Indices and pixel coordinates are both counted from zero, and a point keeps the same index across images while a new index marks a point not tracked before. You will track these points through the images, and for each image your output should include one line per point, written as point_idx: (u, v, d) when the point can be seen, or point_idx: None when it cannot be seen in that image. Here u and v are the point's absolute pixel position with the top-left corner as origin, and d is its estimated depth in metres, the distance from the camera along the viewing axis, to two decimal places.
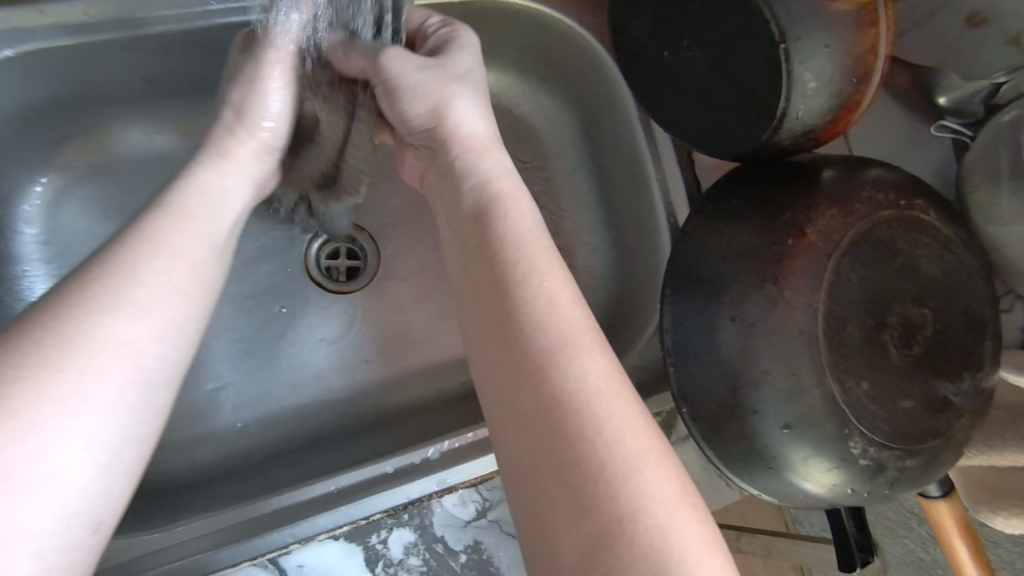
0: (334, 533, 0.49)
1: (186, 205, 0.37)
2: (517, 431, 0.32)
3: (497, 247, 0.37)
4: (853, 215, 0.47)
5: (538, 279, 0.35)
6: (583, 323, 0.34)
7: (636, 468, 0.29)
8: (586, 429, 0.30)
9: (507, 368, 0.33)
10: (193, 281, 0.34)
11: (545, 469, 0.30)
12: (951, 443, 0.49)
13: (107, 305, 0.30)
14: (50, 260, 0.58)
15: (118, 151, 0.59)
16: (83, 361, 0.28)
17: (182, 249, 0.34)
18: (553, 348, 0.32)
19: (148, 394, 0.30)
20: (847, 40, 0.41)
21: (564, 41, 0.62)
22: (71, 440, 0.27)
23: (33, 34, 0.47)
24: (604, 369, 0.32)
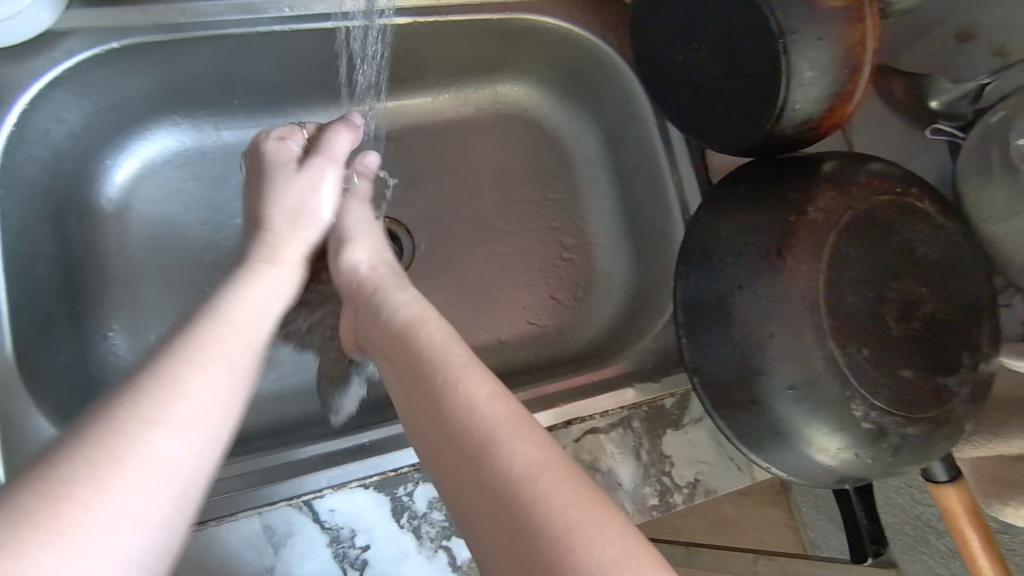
0: (364, 481, 0.53)
1: (235, 317, 0.43)
2: (482, 513, 0.37)
3: (433, 361, 0.44)
4: (851, 198, 0.52)
5: (462, 387, 0.41)
6: (504, 412, 0.40)
7: (575, 542, 0.34)
8: (519, 489, 0.36)
9: (455, 461, 0.39)
10: (223, 397, 0.39)
11: (503, 545, 0.35)
12: (952, 420, 0.52)
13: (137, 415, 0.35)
14: (124, 235, 0.64)
15: (191, 143, 0.67)
16: (136, 463, 0.33)
17: (222, 355, 0.40)
18: (483, 439, 0.38)
19: (191, 476, 0.36)
20: (837, 34, 0.47)
21: (588, 57, 0.69)
22: (133, 514, 0.32)
23: (136, 30, 0.55)
24: (535, 452, 0.38)
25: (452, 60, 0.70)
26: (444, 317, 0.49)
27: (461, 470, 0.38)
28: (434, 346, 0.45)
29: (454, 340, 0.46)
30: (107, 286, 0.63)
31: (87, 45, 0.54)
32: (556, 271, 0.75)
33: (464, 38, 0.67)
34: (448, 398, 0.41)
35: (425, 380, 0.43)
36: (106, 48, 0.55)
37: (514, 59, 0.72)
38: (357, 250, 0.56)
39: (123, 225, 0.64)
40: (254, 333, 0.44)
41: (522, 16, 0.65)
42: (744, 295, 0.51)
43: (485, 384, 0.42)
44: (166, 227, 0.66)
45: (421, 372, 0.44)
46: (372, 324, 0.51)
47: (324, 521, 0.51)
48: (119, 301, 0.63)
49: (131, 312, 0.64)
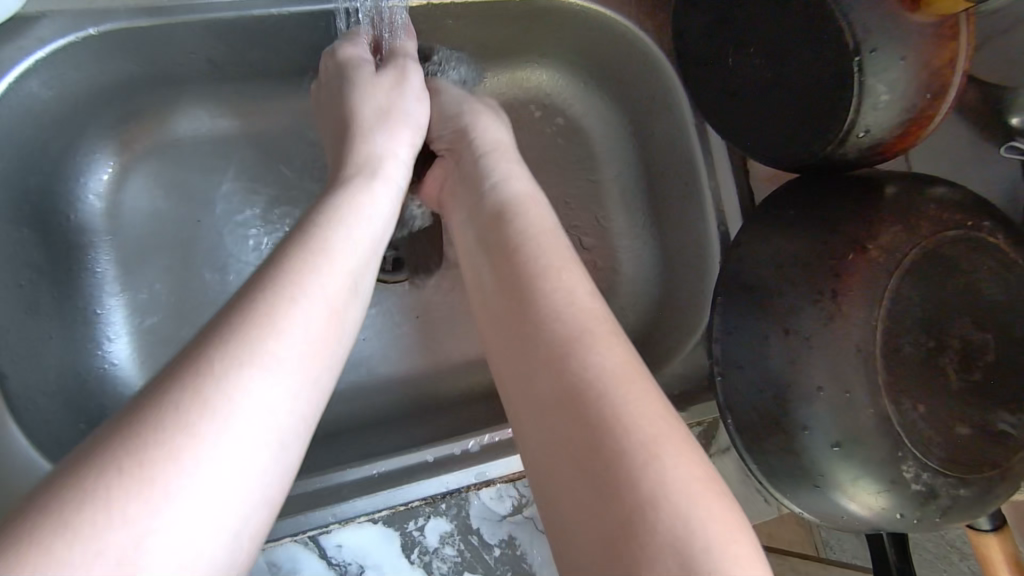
0: (373, 516, 0.50)
1: (337, 239, 0.35)
2: (549, 420, 0.32)
3: (509, 249, 0.40)
4: (917, 233, 0.46)
5: (557, 276, 0.37)
6: (593, 309, 0.36)
7: (654, 456, 0.29)
8: (601, 407, 0.31)
9: (522, 353, 0.35)
10: (334, 326, 0.33)
11: (565, 456, 0.31)
12: (1009, 475, 0.48)
13: (211, 402, 0.27)
14: (114, 234, 0.60)
15: (185, 134, 0.62)
16: (214, 425, 0.27)
17: (324, 288, 0.33)
18: (574, 340, 0.33)
19: (283, 447, 0.29)
20: (923, 52, 0.40)
21: (621, 45, 0.62)
22: (228, 476, 0.27)
23: (116, 14, 0.50)
24: (623, 363, 0.33)
25: (472, 44, 0.63)
26: (546, 203, 0.44)
27: (533, 361, 0.34)
28: (519, 218, 0.42)
29: (551, 232, 0.41)
30: (97, 289, 0.59)
31: (62, 31, 0.49)
32: None
33: (482, 20, 0.60)
34: (532, 288, 0.37)
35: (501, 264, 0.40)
36: (82, 36, 0.49)
37: (538, 41, 0.65)
38: (488, 120, 0.52)
39: (113, 224, 0.60)
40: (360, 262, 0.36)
41: None
42: (789, 340, 0.46)
43: (580, 285, 0.37)
44: (158, 224, 0.61)
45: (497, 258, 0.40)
46: (464, 205, 0.47)
47: (330, 556, 0.49)
48: (110, 306, 0.59)
49: (125, 319, 0.60)
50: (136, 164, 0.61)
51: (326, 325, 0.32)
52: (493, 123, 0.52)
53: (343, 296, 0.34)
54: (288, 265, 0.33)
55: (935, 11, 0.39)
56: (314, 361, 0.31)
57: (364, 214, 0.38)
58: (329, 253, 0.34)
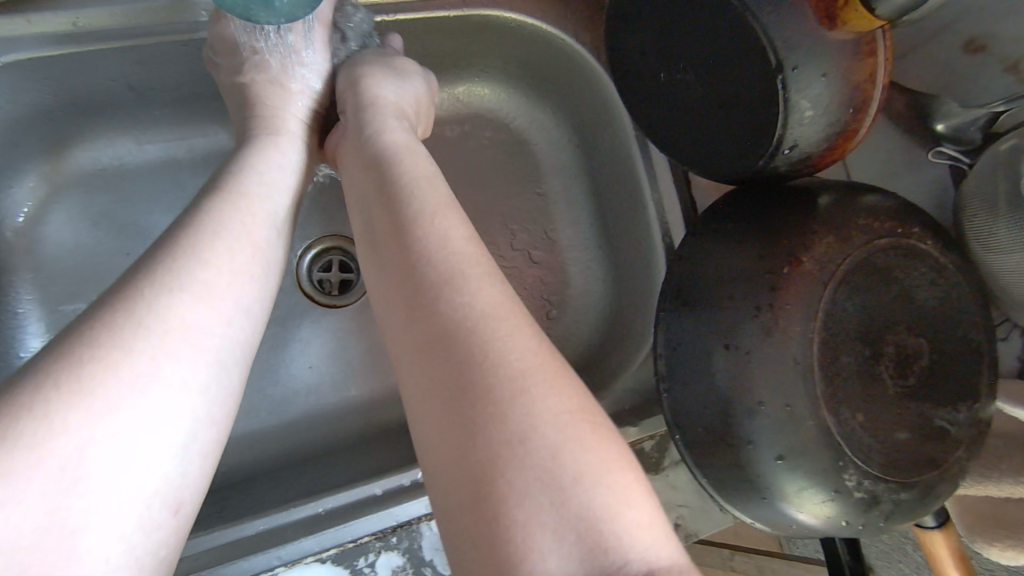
0: (320, 556, 0.49)
1: (251, 189, 0.40)
2: (427, 399, 0.32)
3: (418, 258, 0.36)
4: (850, 243, 0.47)
5: (432, 219, 0.37)
6: (468, 251, 0.36)
7: (525, 390, 0.30)
8: (489, 385, 0.30)
9: (436, 386, 0.32)
10: (241, 289, 0.36)
11: (438, 403, 0.31)
12: (948, 475, 0.49)
13: (143, 324, 0.31)
14: (36, 271, 0.58)
15: (109, 162, 0.59)
16: (131, 376, 0.30)
17: (232, 254, 0.36)
18: (441, 277, 0.34)
19: (203, 391, 0.33)
20: (844, 69, 0.41)
21: (559, 58, 0.62)
22: (134, 437, 0.30)
23: (21, 44, 0.47)
24: (495, 302, 0.34)
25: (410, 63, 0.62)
26: (428, 154, 0.44)
27: (404, 309, 0.35)
28: (405, 159, 0.42)
29: (446, 204, 0.39)
30: (19, 329, 0.57)
31: None
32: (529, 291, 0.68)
33: (417, 39, 0.59)
34: (449, 309, 0.33)
35: (406, 269, 0.36)
36: None
37: (477, 56, 0.64)
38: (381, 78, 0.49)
39: (36, 261, 0.58)
40: (275, 205, 0.41)
41: (484, 12, 0.57)
42: (730, 355, 0.46)
43: (499, 301, 0.34)
44: (84, 257, 0.59)
45: (409, 262, 0.36)
46: (349, 156, 0.46)
47: None
48: (33, 347, 0.57)
49: None
50: (56, 196, 0.58)
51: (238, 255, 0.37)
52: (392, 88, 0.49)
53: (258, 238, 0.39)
54: (201, 212, 0.37)
55: (853, 28, 0.40)
56: (229, 312, 0.35)
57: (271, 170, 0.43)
58: (243, 199, 0.39)
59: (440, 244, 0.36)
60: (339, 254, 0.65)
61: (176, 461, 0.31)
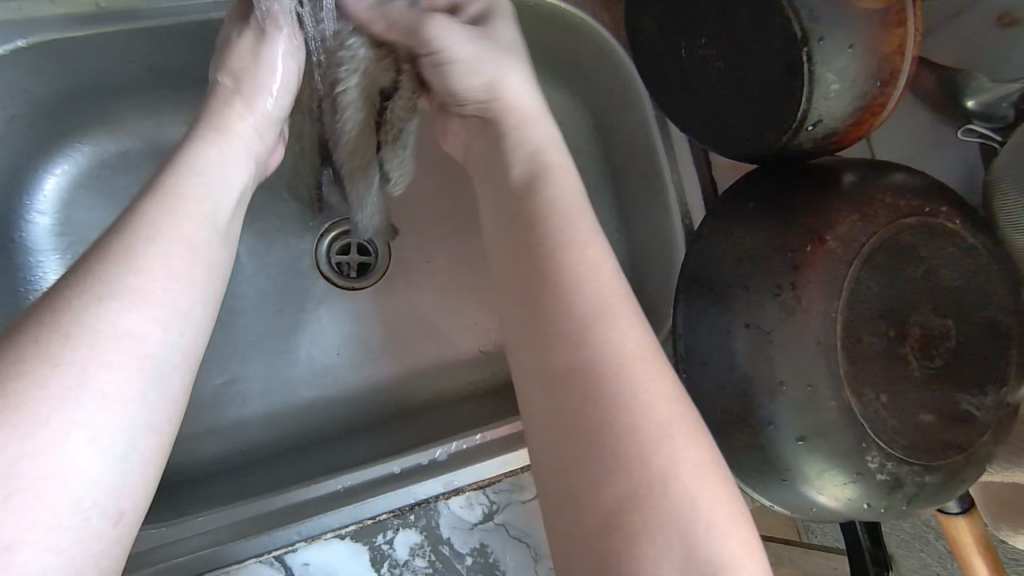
0: (339, 531, 0.49)
1: (188, 177, 0.35)
2: (552, 429, 0.30)
3: (567, 288, 0.32)
4: (876, 222, 0.46)
5: (581, 247, 0.34)
6: (616, 283, 0.33)
7: (660, 441, 0.28)
8: (631, 425, 0.28)
9: (557, 424, 0.30)
10: (200, 268, 0.32)
11: (565, 440, 0.29)
12: (974, 460, 0.48)
13: (73, 335, 0.27)
14: (61, 253, 0.59)
15: (131, 144, 0.60)
16: (88, 363, 0.27)
17: (187, 231, 0.33)
18: (583, 309, 0.31)
19: (159, 382, 0.29)
20: (872, 41, 0.40)
21: (579, 38, 0.61)
22: (85, 438, 0.26)
23: (44, 24, 0.48)
24: (638, 343, 0.31)
25: None
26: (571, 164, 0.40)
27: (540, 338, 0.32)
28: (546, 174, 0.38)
29: (593, 229, 0.35)
30: None
31: None
32: None
33: None
34: (585, 345, 0.30)
35: (536, 302, 0.33)
36: (10, 48, 0.47)
37: None
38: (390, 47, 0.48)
39: (61, 242, 0.59)
40: (217, 200, 0.36)
41: None
42: (751, 336, 0.46)
43: (641, 343, 0.31)
44: None
45: (542, 294, 0.32)
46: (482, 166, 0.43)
47: None
48: None
49: None
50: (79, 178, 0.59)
51: (201, 233, 0.33)
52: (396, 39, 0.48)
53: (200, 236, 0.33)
54: (133, 207, 0.33)
55: None
56: (185, 292, 0.31)
57: (208, 163, 0.37)
58: (177, 187, 0.34)
59: (579, 281, 0.32)
60: (357, 238, 0.65)
61: (115, 484, 0.27)
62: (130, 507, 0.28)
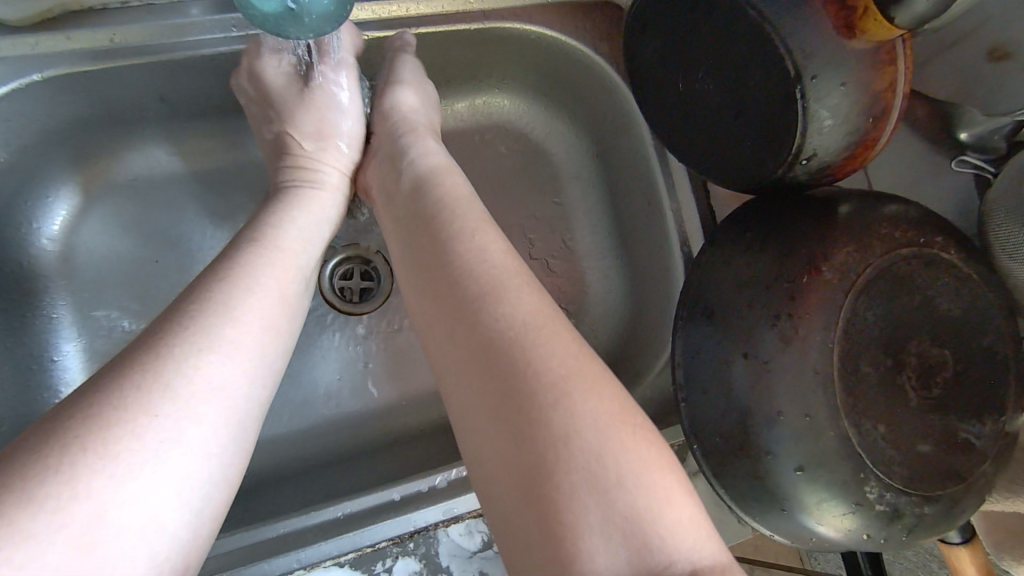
0: (339, 559, 0.49)
1: (281, 240, 0.44)
2: (485, 419, 0.33)
3: (463, 271, 0.38)
4: (870, 253, 0.46)
5: (472, 237, 0.40)
6: (508, 264, 0.39)
7: (567, 394, 0.32)
8: (534, 390, 0.32)
9: (486, 403, 0.33)
10: (280, 321, 0.40)
11: (489, 412, 0.33)
12: (973, 490, 0.48)
13: (170, 383, 0.32)
14: (69, 278, 0.59)
15: (140, 172, 0.61)
16: (183, 404, 0.32)
17: (270, 289, 0.40)
18: (485, 291, 0.37)
19: (238, 428, 0.35)
20: (863, 78, 0.41)
21: (579, 69, 0.62)
22: (172, 471, 0.31)
23: (60, 58, 0.49)
24: (535, 310, 0.36)
25: (432, 69, 0.63)
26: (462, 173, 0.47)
27: (452, 319, 0.37)
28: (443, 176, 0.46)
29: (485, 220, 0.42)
30: (52, 335, 0.58)
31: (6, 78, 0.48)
32: None
33: (437, 49, 0.60)
34: (494, 319, 0.35)
35: (449, 288, 0.38)
36: (26, 81, 0.49)
37: (497, 68, 0.65)
38: (404, 93, 0.54)
39: (68, 267, 0.59)
40: (301, 258, 0.44)
41: (504, 25, 0.58)
42: (749, 365, 0.46)
43: (539, 309, 0.36)
44: (115, 264, 0.61)
45: (449, 279, 0.38)
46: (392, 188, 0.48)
47: None
48: (65, 352, 0.58)
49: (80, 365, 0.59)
50: (88, 205, 0.60)
51: (288, 296, 0.41)
52: (415, 99, 0.55)
53: (281, 294, 0.41)
54: (240, 265, 0.40)
55: (871, 36, 0.40)
56: (266, 344, 0.38)
57: (291, 232, 0.45)
58: (274, 253, 0.42)
59: (478, 264, 0.38)
60: (361, 263, 0.66)
61: (190, 526, 0.32)
62: (197, 540, 0.33)
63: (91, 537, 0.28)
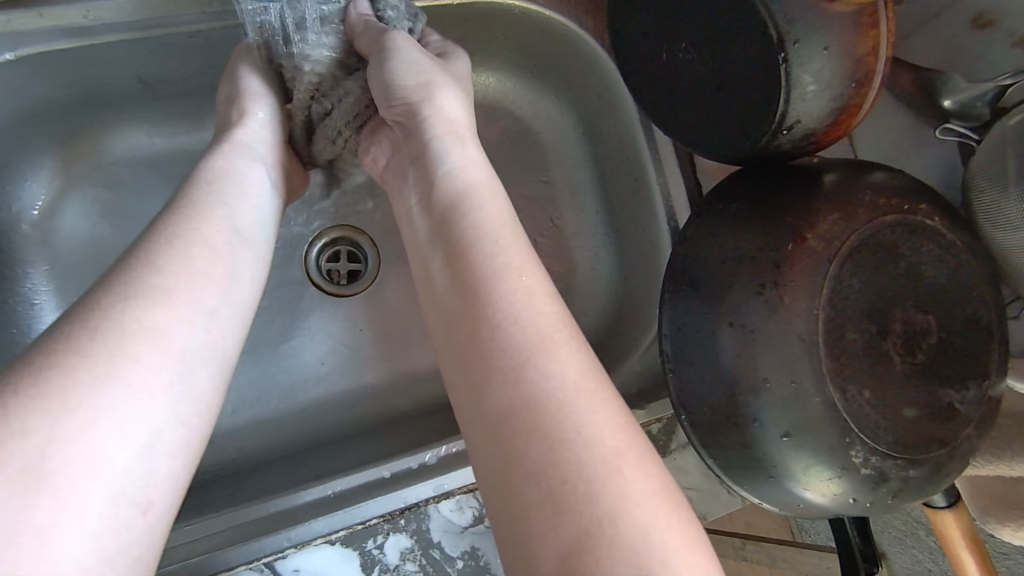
0: (329, 537, 0.50)
1: (217, 197, 0.39)
2: (489, 445, 0.32)
3: (502, 320, 0.34)
4: (855, 220, 0.46)
5: (518, 283, 0.35)
6: (551, 313, 0.35)
7: (615, 471, 0.29)
8: (552, 436, 0.30)
9: (494, 442, 0.31)
10: (220, 268, 0.36)
11: (496, 449, 0.31)
12: (957, 454, 0.49)
13: (102, 332, 0.30)
14: (51, 262, 0.59)
15: (120, 154, 0.61)
16: (117, 348, 0.30)
17: (204, 237, 0.37)
18: (530, 342, 0.33)
19: (183, 368, 0.33)
20: (846, 42, 0.41)
21: (563, 44, 0.62)
22: (112, 408, 0.29)
23: (33, 37, 0.48)
24: (581, 371, 0.32)
25: None
26: (500, 194, 0.41)
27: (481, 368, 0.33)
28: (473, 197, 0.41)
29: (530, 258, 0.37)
30: (36, 319, 0.58)
31: None
32: None
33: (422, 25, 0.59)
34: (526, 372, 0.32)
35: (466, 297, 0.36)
36: None
37: (482, 45, 0.64)
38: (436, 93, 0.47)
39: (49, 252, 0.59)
40: (247, 212, 0.40)
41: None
42: (735, 334, 0.46)
43: (577, 364, 0.33)
44: (98, 248, 0.60)
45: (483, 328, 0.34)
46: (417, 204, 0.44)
47: None
48: None
49: None
50: (69, 188, 0.59)
51: (234, 242, 0.38)
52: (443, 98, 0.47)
53: (223, 243, 0.37)
54: (164, 222, 0.37)
55: None
56: (208, 288, 0.35)
57: (237, 180, 0.42)
58: (205, 207, 0.38)
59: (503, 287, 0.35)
60: (348, 245, 0.66)
61: (143, 462, 0.30)
62: (164, 473, 0.31)
63: (39, 472, 0.27)
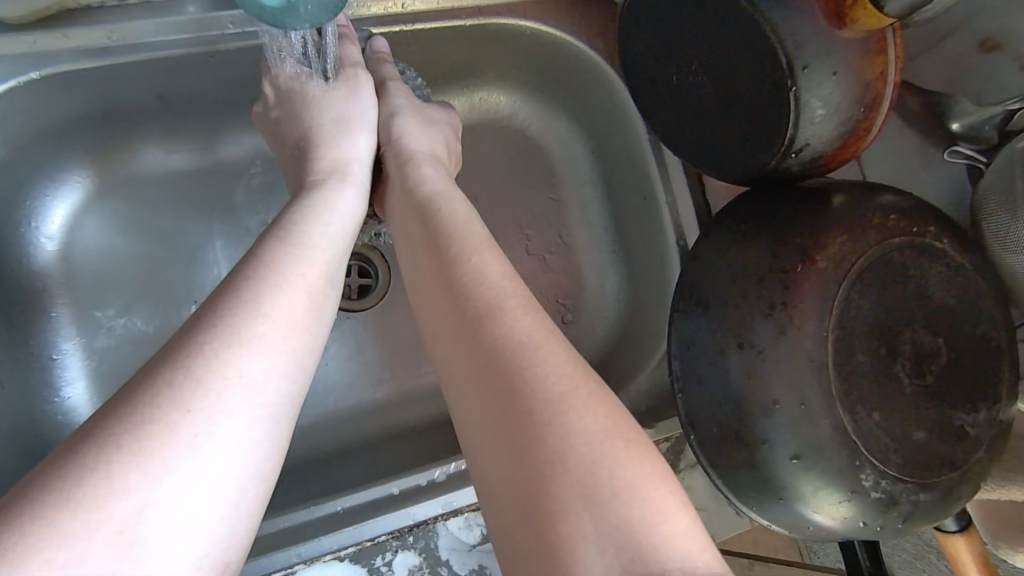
0: (339, 553, 0.50)
1: (307, 236, 0.39)
2: (497, 456, 0.31)
3: (488, 320, 0.35)
4: (863, 240, 0.46)
5: (493, 279, 0.37)
6: (528, 310, 0.36)
7: (601, 457, 0.30)
8: (560, 442, 0.30)
9: (508, 459, 0.31)
10: (311, 315, 0.36)
11: (510, 468, 0.31)
12: (968, 477, 0.48)
13: (202, 379, 0.30)
14: (68, 276, 0.60)
15: (138, 170, 0.62)
16: (217, 397, 0.30)
17: (300, 281, 0.36)
18: (518, 343, 0.34)
19: (272, 421, 0.32)
20: (854, 68, 0.41)
21: (573, 64, 0.63)
22: (203, 463, 0.29)
23: (58, 57, 0.49)
24: (564, 366, 0.33)
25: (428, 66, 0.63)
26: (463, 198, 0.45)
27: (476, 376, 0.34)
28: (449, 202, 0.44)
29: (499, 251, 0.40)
30: (53, 332, 0.59)
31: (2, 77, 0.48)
32: (544, 295, 0.68)
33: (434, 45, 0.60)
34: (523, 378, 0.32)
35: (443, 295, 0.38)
36: (23, 79, 0.49)
37: (492, 64, 0.65)
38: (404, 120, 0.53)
39: (67, 266, 0.60)
40: (334, 251, 0.40)
41: (498, 20, 0.58)
42: (745, 354, 0.46)
43: (567, 363, 0.33)
44: (115, 262, 0.61)
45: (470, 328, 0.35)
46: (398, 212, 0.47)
47: None
48: (66, 350, 0.59)
49: (83, 363, 0.59)
50: (87, 203, 0.60)
51: (323, 286, 0.38)
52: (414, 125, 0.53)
53: (317, 288, 0.37)
54: (259, 261, 0.36)
55: (862, 26, 0.40)
56: (299, 337, 0.35)
57: (325, 217, 0.42)
58: (301, 249, 0.38)
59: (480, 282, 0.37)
60: (359, 261, 0.66)
61: (227, 521, 0.29)
62: (242, 532, 0.30)
63: (131, 535, 0.26)
